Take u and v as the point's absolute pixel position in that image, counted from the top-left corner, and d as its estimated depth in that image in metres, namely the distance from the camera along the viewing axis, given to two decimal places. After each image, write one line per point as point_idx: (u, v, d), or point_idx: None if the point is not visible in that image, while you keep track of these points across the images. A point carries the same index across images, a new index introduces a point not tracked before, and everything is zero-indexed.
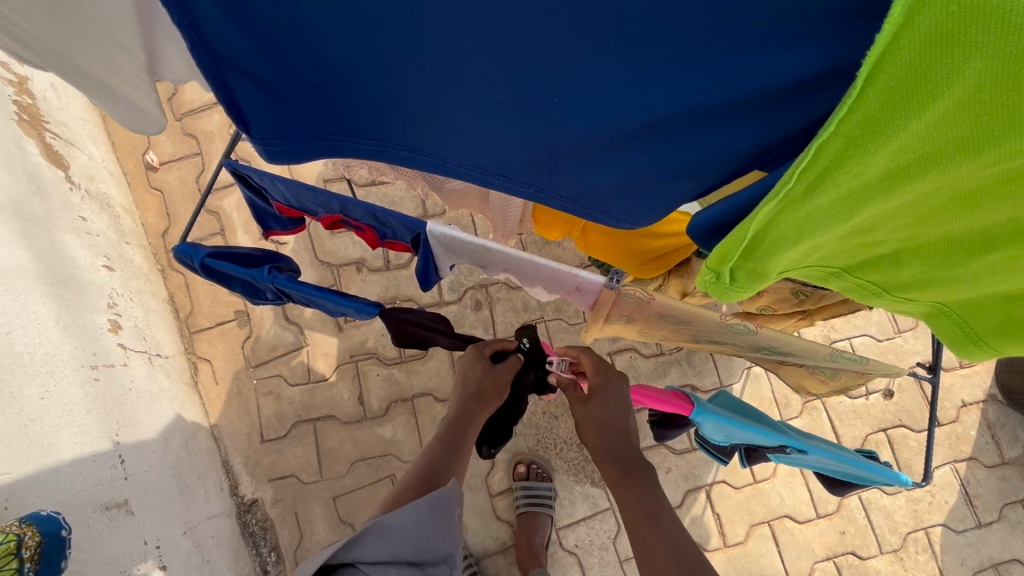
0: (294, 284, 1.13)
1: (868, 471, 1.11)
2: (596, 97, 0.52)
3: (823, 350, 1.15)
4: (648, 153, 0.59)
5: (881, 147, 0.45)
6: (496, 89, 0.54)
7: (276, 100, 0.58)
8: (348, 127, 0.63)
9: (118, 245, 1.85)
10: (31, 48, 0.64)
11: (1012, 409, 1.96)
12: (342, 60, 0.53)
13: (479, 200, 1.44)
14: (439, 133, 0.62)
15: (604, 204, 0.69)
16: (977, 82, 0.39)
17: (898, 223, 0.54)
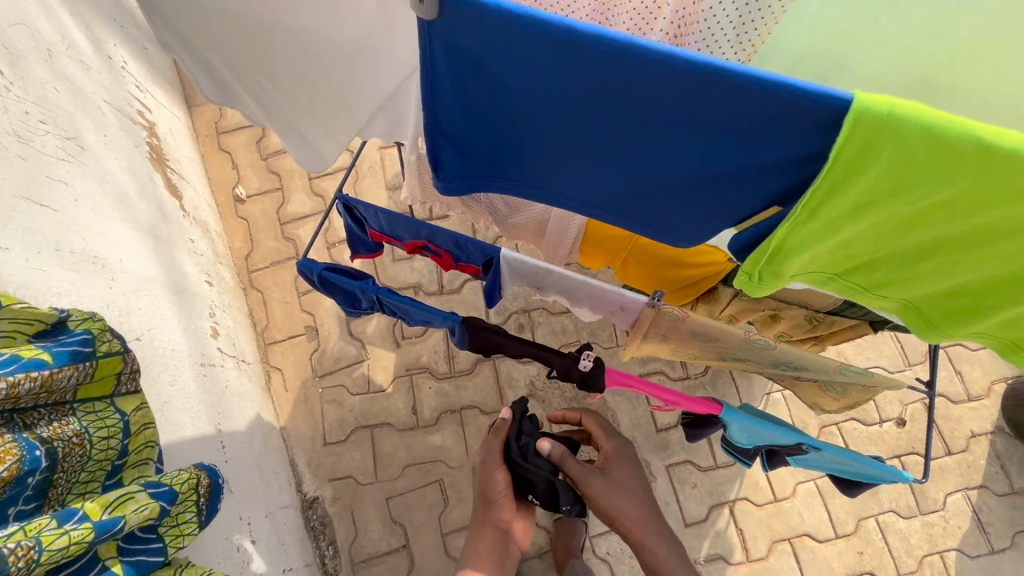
0: (393, 295, 1.38)
1: (876, 470, 1.28)
2: (652, 161, 0.73)
3: (833, 364, 1.35)
4: (697, 196, 0.78)
5: (850, 195, 0.65)
6: (583, 152, 0.76)
7: (460, 150, 0.84)
8: (497, 173, 0.90)
9: (215, 265, 2.14)
10: (268, 110, 0.89)
11: (1019, 440, 2.10)
12: (480, 128, 0.77)
13: (535, 233, 1.69)
14: (547, 174, 0.86)
15: (668, 228, 0.89)
16: (903, 163, 0.57)
17: (876, 239, 0.74)
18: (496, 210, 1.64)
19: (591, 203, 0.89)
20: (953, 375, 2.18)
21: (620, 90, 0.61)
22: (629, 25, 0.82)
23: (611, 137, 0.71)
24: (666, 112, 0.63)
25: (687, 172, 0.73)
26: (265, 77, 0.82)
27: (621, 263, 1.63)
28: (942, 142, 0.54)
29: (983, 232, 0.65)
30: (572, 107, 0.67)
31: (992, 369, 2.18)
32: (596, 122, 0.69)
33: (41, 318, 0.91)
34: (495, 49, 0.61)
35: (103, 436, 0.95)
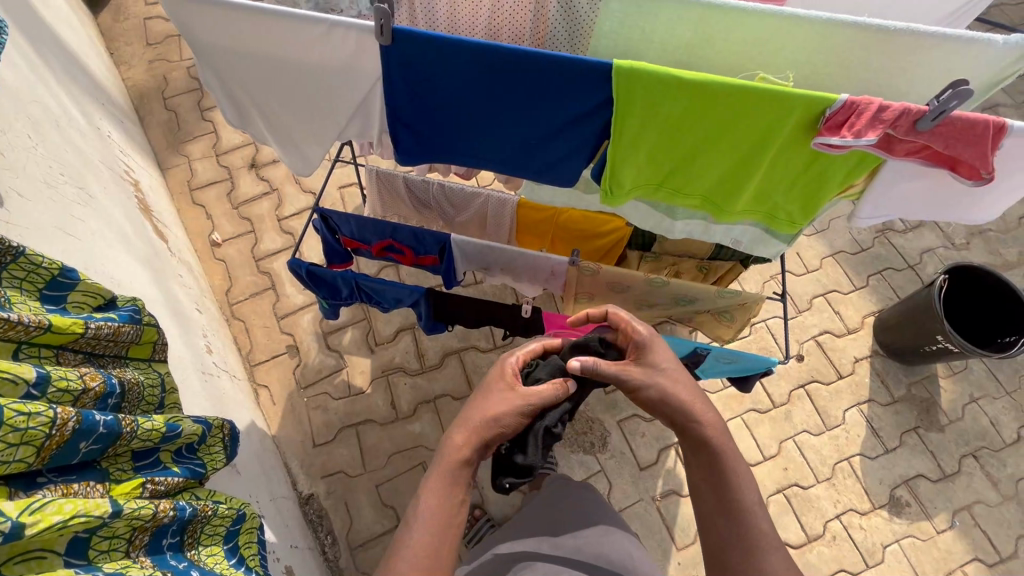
0: (369, 279, 1.72)
1: (754, 360, 1.68)
2: (536, 121, 1.04)
3: (713, 290, 1.78)
4: (566, 143, 1.08)
5: (647, 128, 0.99)
6: (490, 122, 1.07)
7: (408, 141, 1.15)
8: (438, 157, 1.20)
9: (201, 297, 2.41)
10: (272, 126, 1.24)
11: (891, 358, 2.59)
12: (414, 119, 1.09)
13: (478, 228, 2.10)
14: (467, 149, 1.16)
15: (559, 175, 1.17)
16: (657, 97, 0.92)
17: (671, 157, 1.06)
18: (445, 213, 2.06)
19: (511, 165, 1.18)
20: (833, 315, 2.67)
21: (489, 65, 0.94)
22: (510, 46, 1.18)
23: (503, 105, 1.02)
24: (528, 83, 0.95)
25: (559, 126, 1.04)
26: (268, 101, 1.17)
27: (550, 244, 2.03)
28: (666, 79, 0.89)
29: (743, 132, 0.97)
30: (468, 86, 0.99)
31: (862, 306, 2.69)
32: (488, 94, 1.00)
33: (103, 293, 1.18)
34: (401, 56, 0.95)
35: (151, 383, 1.20)
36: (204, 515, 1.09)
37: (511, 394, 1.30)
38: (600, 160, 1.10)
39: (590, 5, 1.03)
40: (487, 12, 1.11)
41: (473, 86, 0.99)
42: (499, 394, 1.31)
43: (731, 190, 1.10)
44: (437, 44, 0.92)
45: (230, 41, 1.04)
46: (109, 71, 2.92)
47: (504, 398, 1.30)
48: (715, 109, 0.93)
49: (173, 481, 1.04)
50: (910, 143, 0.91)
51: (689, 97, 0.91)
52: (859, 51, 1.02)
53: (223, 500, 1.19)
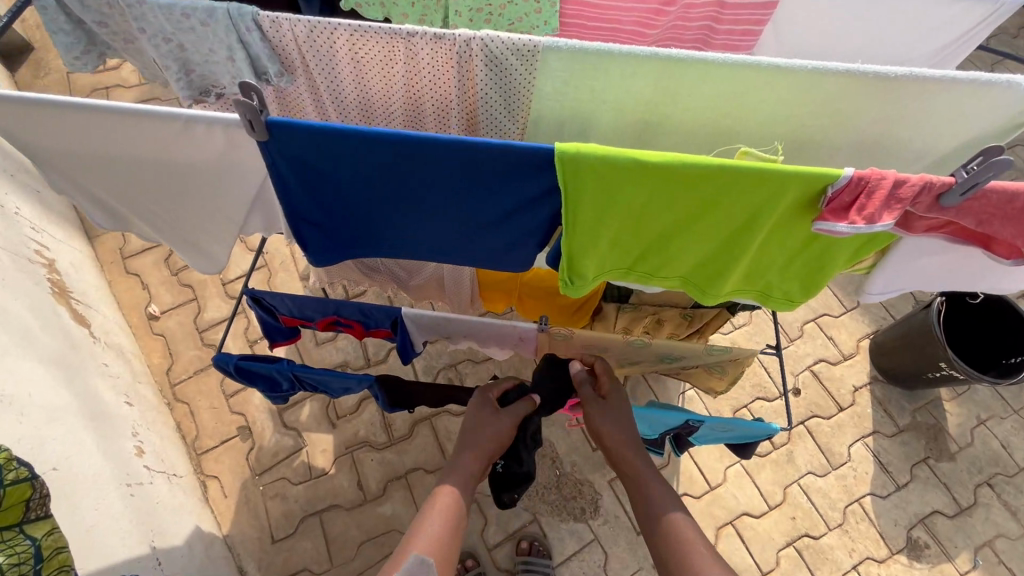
0: (309, 370, 1.50)
1: (753, 427, 1.49)
2: (470, 211, 0.84)
3: (700, 347, 1.59)
4: (516, 230, 0.88)
5: (609, 216, 0.79)
6: (415, 214, 0.86)
7: (319, 238, 0.94)
8: (359, 250, 0.99)
9: (133, 384, 2.14)
10: (155, 226, 1.02)
11: (892, 384, 2.43)
12: (321, 217, 0.89)
13: (437, 290, 1.88)
14: (394, 241, 0.96)
15: (511, 262, 0.97)
16: (619, 185, 0.73)
17: (639, 241, 0.87)
18: (397, 277, 1.84)
19: (451, 255, 0.98)
20: (826, 341, 2.51)
21: (405, 157, 0.73)
22: (436, 118, 0.98)
23: (425, 195, 0.81)
24: (450, 170, 0.75)
25: (498, 214, 0.84)
26: (144, 202, 0.95)
27: (518, 301, 1.83)
28: (630, 165, 0.70)
29: (728, 216, 0.78)
30: (376, 177, 0.78)
31: (855, 330, 2.54)
32: (404, 185, 0.79)
33: None
34: (291, 153, 0.75)
35: (15, 562, 0.95)
36: None
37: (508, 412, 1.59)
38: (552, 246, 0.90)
39: (528, 68, 0.84)
40: (400, 77, 0.90)
41: (382, 177, 0.78)
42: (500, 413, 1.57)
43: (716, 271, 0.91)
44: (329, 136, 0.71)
45: (75, 143, 0.82)
46: None
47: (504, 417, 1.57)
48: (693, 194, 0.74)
49: None
50: (931, 219, 0.73)
51: (660, 183, 0.72)
52: (857, 99, 0.84)
53: None
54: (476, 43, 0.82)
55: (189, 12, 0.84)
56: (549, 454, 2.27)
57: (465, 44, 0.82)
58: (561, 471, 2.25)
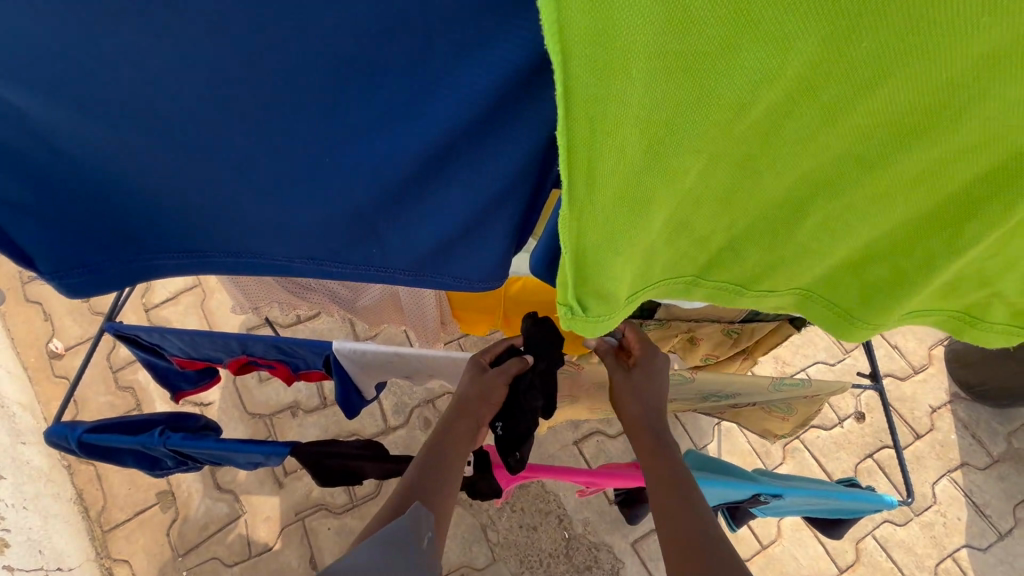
0: (193, 443, 1.02)
1: (855, 500, 1.01)
2: (279, 142, 0.41)
3: (765, 382, 1.11)
4: (449, 186, 0.45)
5: (620, 153, 0.33)
6: (183, 163, 0.44)
7: (53, 229, 0.49)
8: (156, 248, 0.53)
9: (11, 448, 1.65)
10: None
11: (979, 403, 1.94)
12: (59, 168, 0.45)
13: (395, 311, 1.40)
14: (224, 228, 0.50)
15: (442, 264, 0.54)
16: (650, 35, 0.27)
17: (704, 202, 0.40)
18: (339, 297, 1.36)
19: (341, 253, 0.52)
20: (892, 352, 2.02)
21: None
22: None
23: (163, 104, 0.39)
24: (158, 23, 0.34)
25: (330, 140, 0.41)
26: None
27: (504, 322, 1.34)
28: None
29: (866, 138, 0.33)
30: (38, 61, 0.37)
31: (925, 335, 2.06)
32: (104, 79, 0.38)
33: None
34: None
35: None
36: None
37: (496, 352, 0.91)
38: (467, 207, 0.47)
39: None
40: None
41: (53, 64, 0.37)
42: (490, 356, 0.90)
43: (870, 265, 0.43)
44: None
45: None
46: None
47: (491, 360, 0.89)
48: (806, 58, 0.29)
49: None
50: None
51: (737, 17, 0.27)
52: None
53: None
54: None
55: None
56: (554, 511, 1.78)
57: None
58: (570, 533, 1.76)
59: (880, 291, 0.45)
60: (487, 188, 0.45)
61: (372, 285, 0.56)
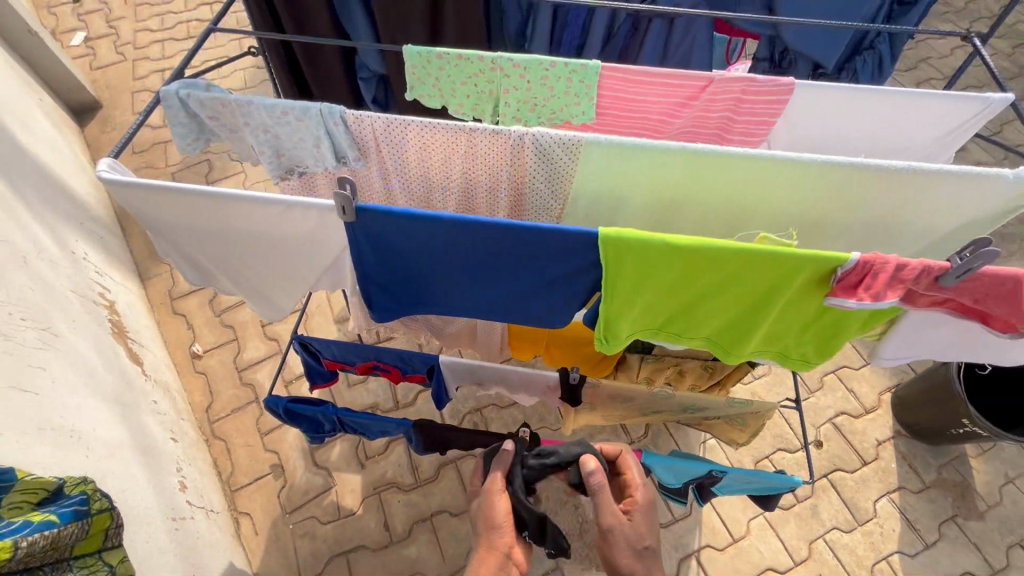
0: (351, 413, 1.60)
1: (775, 480, 1.54)
2: (499, 276, 0.96)
3: (722, 401, 1.67)
4: (561, 292, 0.98)
5: (627, 290, 0.91)
6: (452, 279, 0.98)
7: (385, 296, 1.05)
8: (418, 306, 1.08)
9: (177, 421, 2.26)
10: (242, 283, 1.14)
11: (917, 439, 2.43)
12: (395, 280, 1.00)
13: (469, 337, 2.00)
14: (457, 300, 1.05)
15: (550, 319, 1.06)
16: (638, 263, 0.85)
17: (664, 305, 0.97)
18: (433, 325, 1.96)
19: (496, 314, 1.08)
20: (847, 394, 2.54)
21: (487, 235, 0.85)
22: (456, 179, 1.06)
23: (454, 262, 0.93)
24: (467, 247, 0.89)
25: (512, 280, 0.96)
26: (222, 258, 1.06)
27: (546, 350, 1.92)
28: (644, 250, 0.82)
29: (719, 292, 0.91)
30: (407, 253, 0.92)
31: (876, 383, 2.57)
32: (434, 258, 0.93)
33: (47, 485, 1.00)
34: (392, 235, 0.88)
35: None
36: None
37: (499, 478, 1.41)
38: (564, 302, 1.00)
39: (569, 157, 0.97)
40: (460, 162, 1.02)
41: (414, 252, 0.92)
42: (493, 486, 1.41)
43: (739, 332, 1.00)
44: (422, 221, 0.84)
45: (189, 220, 0.94)
46: (93, 187, 2.95)
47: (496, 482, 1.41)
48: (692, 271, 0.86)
49: None
50: (930, 296, 0.82)
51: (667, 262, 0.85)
52: (858, 188, 0.97)
53: None
54: (527, 138, 0.95)
55: (288, 111, 0.96)
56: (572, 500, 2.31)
57: (519, 138, 0.95)
58: (583, 517, 2.28)
59: (742, 343, 1.02)
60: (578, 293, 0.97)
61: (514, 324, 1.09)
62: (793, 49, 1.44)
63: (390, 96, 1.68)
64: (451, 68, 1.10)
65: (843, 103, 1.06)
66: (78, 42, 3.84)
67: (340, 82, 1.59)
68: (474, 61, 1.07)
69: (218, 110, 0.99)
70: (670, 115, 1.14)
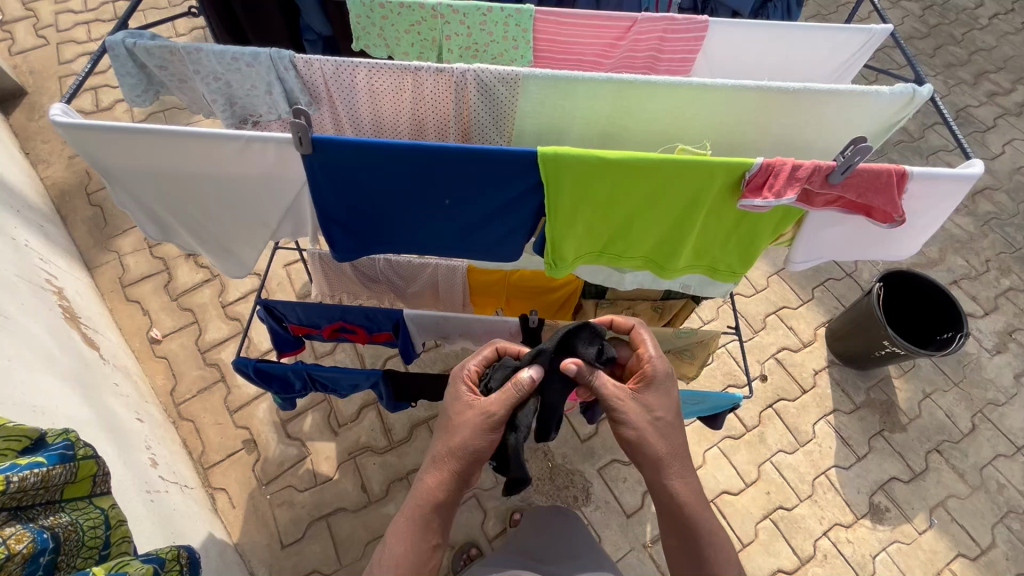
0: (322, 368, 1.64)
1: (720, 398, 1.70)
2: (453, 208, 1.03)
3: (671, 332, 1.83)
4: (512, 220, 1.07)
5: (570, 210, 1.01)
6: (409, 213, 1.05)
7: (347, 235, 1.10)
8: (380, 245, 1.15)
9: (142, 403, 2.24)
10: (203, 237, 1.17)
11: (848, 366, 2.68)
12: (354, 218, 1.06)
13: (432, 295, 2.07)
14: (417, 237, 1.12)
15: (504, 249, 1.15)
16: (577, 182, 0.95)
17: (605, 226, 1.07)
18: (396, 285, 2.02)
19: (453, 249, 1.16)
20: (787, 331, 2.77)
21: (440, 162, 0.92)
22: (405, 117, 1.12)
23: (411, 195, 1.00)
24: (422, 176, 0.96)
25: (465, 210, 1.04)
26: (182, 209, 1.09)
27: (506, 302, 2.00)
28: (580, 167, 0.92)
29: (652, 207, 1.01)
30: (366, 186, 0.98)
31: (812, 319, 2.81)
32: (391, 191, 0.99)
33: (28, 432, 1.02)
34: (350, 167, 0.94)
35: (92, 524, 1.03)
36: (72, 537, 0.98)
37: (473, 412, 1.21)
38: (515, 229, 1.09)
39: (510, 92, 1.05)
40: (409, 103, 1.08)
41: (373, 186, 0.98)
42: (463, 414, 1.22)
43: (672, 248, 1.12)
44: (376, 150, 0.90)
45: (149, 166, 0.98)
46: (26, 177, 2.83)
47: (470, 411, 1.22)
48: (625, 188, 0.97)
49: (30, 539, 0.88)
50: (826, 194, 0.95)
51: (603, 180, 0.95)
52: (763, 110, 1.09)
53: (156, 551, 1.12)
54: (470, 75, 1.02)
55: (239, 58, 1.00)
56: (541, 448, 2.44)
57: (462, 75, 1.02)
58: (553, 462, 2.41)
59: (676, 258, 1.14)
60: (526, 219, 1.07)
61: (469, 258, 1.17)
62: None
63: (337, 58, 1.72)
64: (394, 16, 1.15)
65: (748, 41, 1.19)
66: None
67: (286, 44, 1.61)
68: (416, 9, 1.13)
69: (166, 59, 1.01)
70: (603, 57, 1.24)
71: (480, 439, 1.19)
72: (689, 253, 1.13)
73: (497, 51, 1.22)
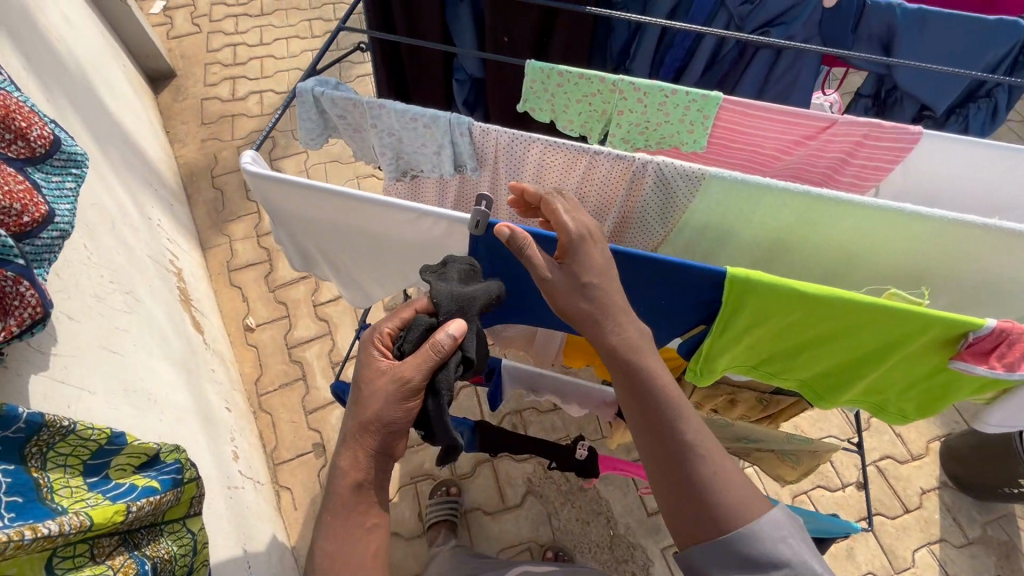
0: None
1: (833, 523, 1.52)
2: None
3: (783, 435, 1.67)
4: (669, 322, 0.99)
5: (739, 327, 0.91)
6: None
7: None
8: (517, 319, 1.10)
9: (230, 391, 2.33)
10: (340, 271, 1.17)
11: (963, 492, 2.37)
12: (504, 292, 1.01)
13: (525, 342, 2.01)
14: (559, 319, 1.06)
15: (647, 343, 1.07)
16: (760, 305, 0.85)
17: (769, 346, 0.96)
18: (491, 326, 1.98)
19: None
20: (894, 438, 2.49)
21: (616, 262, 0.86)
22: (566, 192, 1.06)
23: None
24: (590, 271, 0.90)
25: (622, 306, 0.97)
26: (329, 248, 1.09)
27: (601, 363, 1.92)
28: (771, 293, 0.82)
29: (835, 339, 0.89)
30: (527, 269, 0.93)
31: (925, 430, 2.52)
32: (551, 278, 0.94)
33: (148, 450, 1.05)
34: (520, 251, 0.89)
35: (183, 552, 1.04)
36: (167, 567, 0.99)
37: (385, 379, 0.91)
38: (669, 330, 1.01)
39: (690, 188, 0.96)
40: (576, 180, 1.02)
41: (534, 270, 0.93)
42: (373, 384, 0.92)
43: (839, 381, 0.99)
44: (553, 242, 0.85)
45: (313, 213, 0.98)
46: (164, 155, 3.06)
47: (382, 378, 0.92)
48: (812, 317, 0.86)
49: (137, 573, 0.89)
50: None
51: (790, 307, 0.84)
52: (978, 247, 0.95)
53: None
54: (652, 166, 0.95)
55: (418, 118, 0.98)
56: (604, 513, 2.32)
57: (643, 165, 0.95)
58: (614, 531, 2.29)
59: (839, 391, 1.01)
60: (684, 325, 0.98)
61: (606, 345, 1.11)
62: (900, 88, 1.40)
63: (479, 99, 1.70)
64: (570, 85, 1.11)
65: (962, 160, 1.05)
66: (157, 10, 3.95)
67: (435, 82, 1.61)
68: (595, 82, 1.08)
69: (348, 110, 1.01)
70: (783, 153, 1.13)
71: (397, 410, 0.90)
72: (858, 390, 1.00)
73: (668, 131, 1.14)
